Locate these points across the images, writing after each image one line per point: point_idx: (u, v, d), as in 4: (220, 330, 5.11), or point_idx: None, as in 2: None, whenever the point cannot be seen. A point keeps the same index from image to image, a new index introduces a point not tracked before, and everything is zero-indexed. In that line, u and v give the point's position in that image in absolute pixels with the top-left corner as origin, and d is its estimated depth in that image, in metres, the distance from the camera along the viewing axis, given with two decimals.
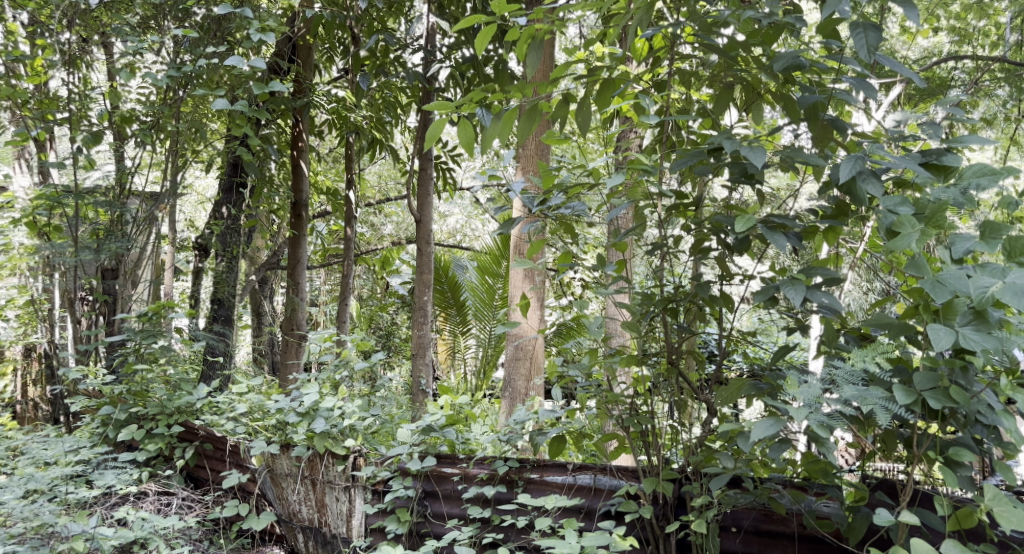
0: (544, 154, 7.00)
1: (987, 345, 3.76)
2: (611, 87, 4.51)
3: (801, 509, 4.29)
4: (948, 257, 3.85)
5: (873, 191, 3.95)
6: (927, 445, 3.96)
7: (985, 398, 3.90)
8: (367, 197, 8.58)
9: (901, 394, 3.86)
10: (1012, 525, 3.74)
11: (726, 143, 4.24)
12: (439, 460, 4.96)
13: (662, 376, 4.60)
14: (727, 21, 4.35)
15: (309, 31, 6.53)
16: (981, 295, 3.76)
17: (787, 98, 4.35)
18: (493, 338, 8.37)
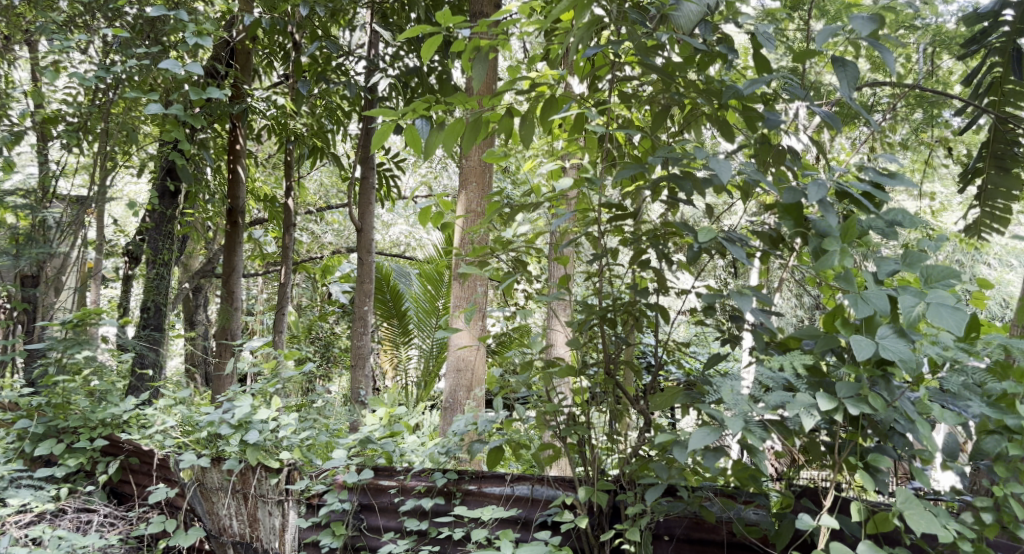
0: (488, 167, 6.63)
1: (909, 359, 3.70)
2: (554, 107, 4.69)
3: (730, 517, 4.27)
4: (874, 276, 3.79)
5: (829, 222, 3.84)
6: (848, 451, 3.91)
7: (902, 406, 3.82)
8: (307, 204, 8.39)
9: (822, 401, 3.79)
10: (922, 529, 3.69)
11: (699, 151, 4.28)
12: (377, 472, 4.91)
13: (600, 388, 4.64)
14: (664, 42, 4.39)
15: (249, 36, 6.41)
16: (907, 314, 3.72)
17: (722, 120, 4.52)
18: (435, 348, 8.20)
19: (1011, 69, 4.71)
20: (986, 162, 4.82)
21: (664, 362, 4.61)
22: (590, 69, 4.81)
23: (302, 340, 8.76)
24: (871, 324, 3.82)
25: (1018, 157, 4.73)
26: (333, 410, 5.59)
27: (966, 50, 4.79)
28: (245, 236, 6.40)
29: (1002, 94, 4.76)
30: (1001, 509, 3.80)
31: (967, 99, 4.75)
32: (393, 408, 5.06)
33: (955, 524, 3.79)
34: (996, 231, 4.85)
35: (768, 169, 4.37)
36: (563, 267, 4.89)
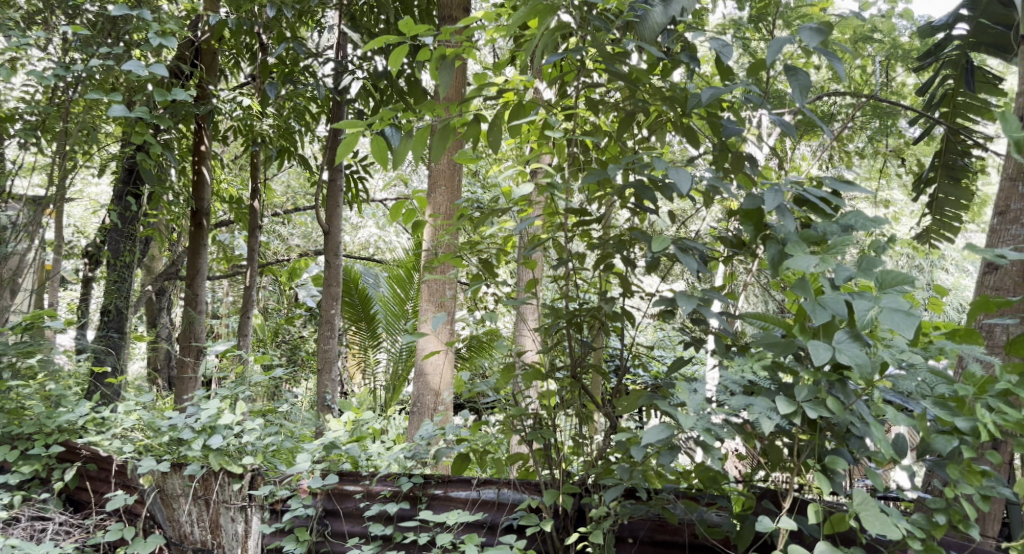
0: (458, 170, 6.62)
1: (864, 363, 3.71)
2: (521, 113, 4.75)
3: (693, 519, 4.24)
4: (831, 281, 3.80)
5: (786, 227, 3.89)
6: (807, 453, 3.91)
7: (858, 409, 3.82)
8: (274, 206, 8.33)
9: (781, 404, 3.81)
10: (876, 530, 3.69)
11: (657, 161, 4.37)
12: (342, 477, 4.89)
13: (566, 391, 4.71)
14: (630, 51, 4.47)
15: (215, 36, 6.36)
16: (862, 318, 3.72)
17: (687, 128, 4.63)
18: (403, 351, 8.15)
19: (962, 81, 5.21)
20: (939, 173, 5.38)
21: (627, 366, 4.64)
22: (557, 75, 4.87)
23: (268, 343, 8.72)
24: (829, 328, 3.83)
25: (966, 169, 5.29)
26: (296, 415, 5.57)
27: (921, 63, 5.35)
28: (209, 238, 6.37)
29: (954, 106, 5.30)
30: (953, 509, 3.81)
31: (922, 111, 5.31)
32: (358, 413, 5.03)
33: (908, 523, 3.80)
34: (945, 237, 5.52)
35: (726, 173, 4.45)
36: (530, 271, 4.90)
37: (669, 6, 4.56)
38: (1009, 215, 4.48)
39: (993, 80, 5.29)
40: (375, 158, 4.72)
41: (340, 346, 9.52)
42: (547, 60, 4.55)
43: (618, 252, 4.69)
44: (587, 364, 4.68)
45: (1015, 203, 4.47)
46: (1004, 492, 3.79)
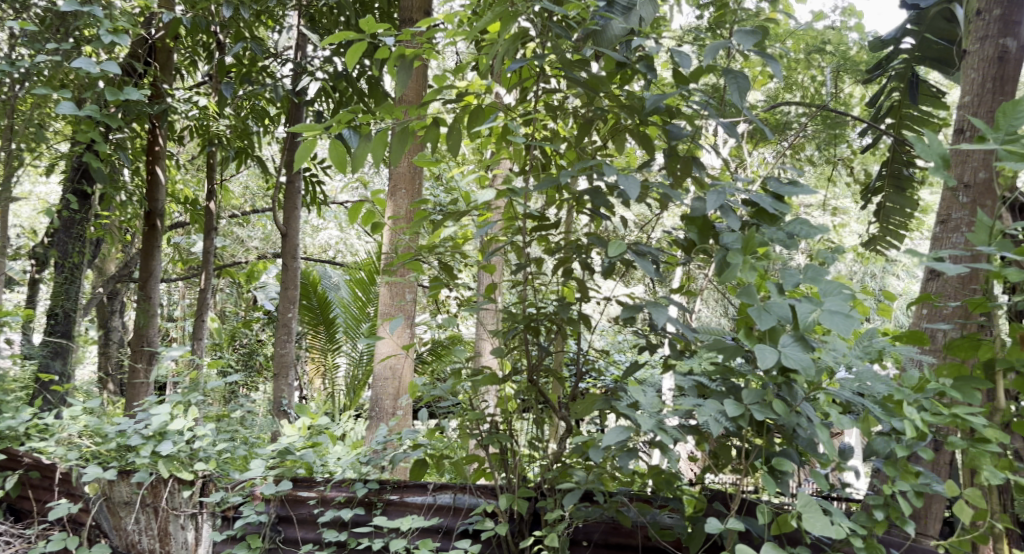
0: (418, 173, 6.57)
1: (808, 366, 3.73)
2: (479, 117, 4.72)
3: (646, 521, 4.22)
4: (777, 285, 3.82)
5: (730, 227, 4.03)
6: (754, 456, 3.92)
7: (805, 411, 3.82)
8: (232, 207, 8.27)
9: (730, 407, 3.78)
10: (818, 531, 3.68)
11: (605, 167, 4.43)
12: (295, 483, 4.86)
13: (523, 395, 4.71)
14: (588, 59, 4.54)
15: (170, 34, 6.25)
16: (804, 321, 3.76)
17: (642, 135, 4.67)
18: (362, 355, 8.11)
19: (907, 93, 5.59)
20: (886, 183, 5.75)
21: (580, 369, 4.65)
22: (517, 80, 4.86)
23: (226, 346, 8.65)
24: (773, 333, 3.84)
25: (910, 179, 5.63)
26: (250, 420, 5.52)
27: (871, 75, 5.72)
28: (163, 239, 6.26)
29: (901, 117, 5.66)
30: (890, 506, 3.84)
31: (872, 120, 5.67)
32: (313, 418, 4.99)
33: (849, 523, 3.80)
34: (890, 242, 5.87)
35: (679, 179, 4.52)
36: (490, 275, 4.97)
37: (629, 17, 4.61)
38: (950, 224, 4.56)
39: (936, 93, 5.66)
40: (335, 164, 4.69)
41: (299, 350, 9.45)
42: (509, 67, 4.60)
43: (575, 256, 4.72)
44: (543, 367, 4.68)
45: (956, 211, 4.56)
46: (939, 489, 3.82)
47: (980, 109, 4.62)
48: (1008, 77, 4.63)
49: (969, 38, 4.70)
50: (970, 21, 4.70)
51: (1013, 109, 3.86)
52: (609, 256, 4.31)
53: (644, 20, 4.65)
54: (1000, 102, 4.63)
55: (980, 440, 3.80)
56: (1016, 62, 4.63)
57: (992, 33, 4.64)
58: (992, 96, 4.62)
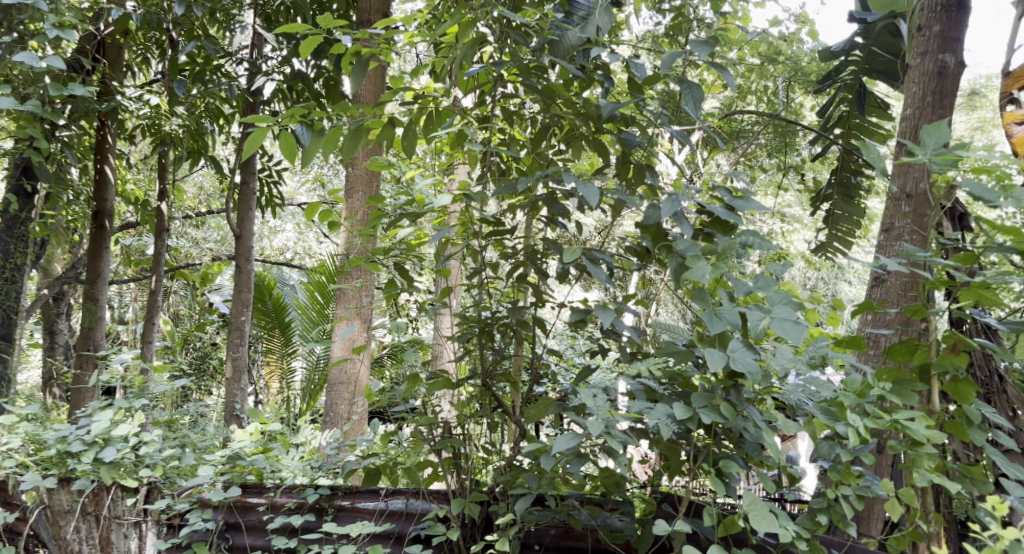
0: (375, 179, 6.54)
1: (756, 371, 3.82)
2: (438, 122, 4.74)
3: (596, 524, 4.22)
4: (729, 293, 3.92)
5: (685, 234, 4.09)
6: (702, 458, 4.00)
7: (750, 415, 3.93)
8: (187, 208, 8.18)
9: (679, 409, 3.87)
10: (765, 530, 3.76)
11: (563, 174, 4.43)
12: (245, 490, 4.80)
13: (477, 400, 4.69)
14: (546, 66, 4.54)
15: (120, 30, 6.16)
16: (754, 328, 3.85)
17: (598, 144, 4.70)
18: (319, 360, 8.06)
19: (855, 103, 5.99)
20: (834, 191, 6.03)
21: (536, 372, 4.63)
22: (474, 85, 4.86)
23: (180, 350, 8.54)
24: (723, 338, 3.94)
25: (857, 187, 5.95)
26: (200, 425, 5.45)
27: (821, 86, 6.14)
28: (111, 240, 6.22)
29: (849, 126, 6.07)
30: (832, 509, 3.96)
31: (822, 130, 6.05)
32: (265, 423, 4.92)
33: (794, 525, 3.90)
34: (838, 249, 6.15)
35: (632, 187, 4.56)
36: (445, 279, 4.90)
37: (585, 27, 4.76)
38: (893, 233, 4.76)
39: (881, 105, 6.13)
40: (285, 156, 4.69)
41: (252, 354, 9.36)
42: (468, 71, 4.59)
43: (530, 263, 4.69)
44: (498, 373, 4.67)
45: (899, 220, 4.75)
46: (879, 493, 3.94)
47: (919, 123, 4.80)
48: (947, 91, 4.81)
49: (912, 53, 4.88)
50: (913, 37, 4.88)
51: (936, 132, 4.10)
52: (564, 261, 4.32)
53: (601, 30, 4.79)
54: (939, 115, 4.81)
55: (915, 444, 3.93)
56: (955, 77, 4.81)
57: (932, 49, 4.82)
58: (931, 109, 4.80)
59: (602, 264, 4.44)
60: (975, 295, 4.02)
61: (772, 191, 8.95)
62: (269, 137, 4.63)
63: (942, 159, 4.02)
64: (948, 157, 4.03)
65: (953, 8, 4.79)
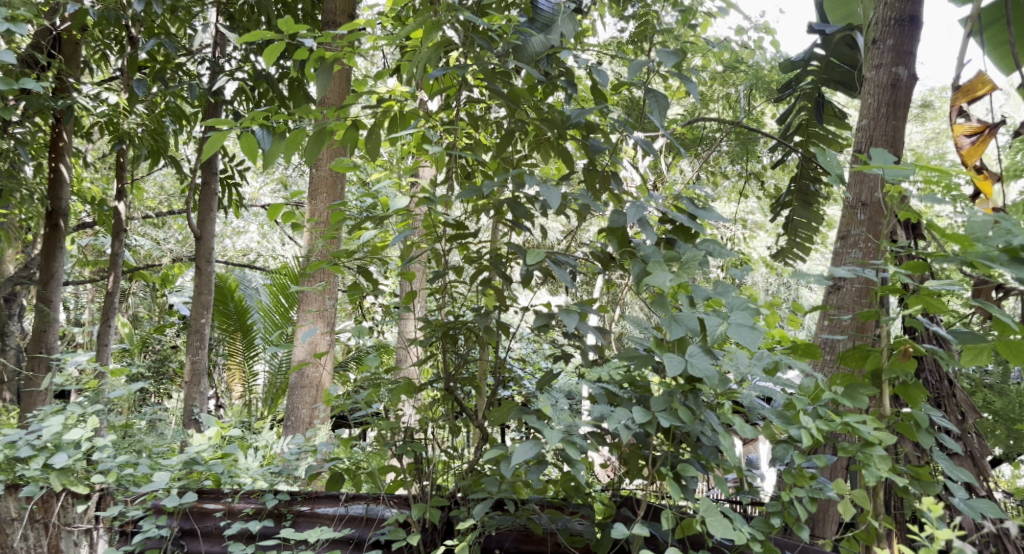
0: (340, 179, 6.42)
1: (714, 376, 3.85)
2: (401, 124, 4.66)
3: (557, 528, 4.15)
4: (689, 299, 3.93)
5: (647, 240, 4.08)
6: (661, 462, 4.01)
7: (708, 418, 3.96)
8: (147, 209, 8.06)
9: (639, 413, 3.88)
10: (721, 535, 3.80)
11: (526, 178, 4.34)
12: (201, 495, 4.68)
13: (438, 403, 4.61)
14: (510, 72, 4.49)
15: (78, 26, 6.06)
16: (711, 333, 3.87)
17: (561, 150, 4.62)
18: (281, 365, 7.97)
19: (813, 112, 6.29)
20: (794, 199, 6.38)
21: (499, 377, 4.56)
22: (440, 89, 4.81)
23: (138, 353, 8.41)
24: (681, 343, 3.96)
25: (816, 195, 6.29)
26: (157, 429, 5.34)
27: (782, 96, 6.42)
28: (65, 239, 6.12)
29: (809, 135, 6.34)
30: (787, 511, 4.00)
31: (782, 139, 6.36)
32: (223, 427, 4.82)
33: (749, 527, 3.95)
34: (798, 254, 6.53)
35: (597, 193, 4.53)
36: (409, 283, 4.82)
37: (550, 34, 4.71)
38: (849, 240, 4.93)
39: (839, 115, 6.41)
40: (245, 156, 4.63)
41: (212, 358, 9.23)
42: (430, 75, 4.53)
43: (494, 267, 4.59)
44: (462, 378, 4.61)
45: (855, 229, 4.92)
46: (832, 494, 3.98)
47: (876, 134, 4.99)
48: (900, 103, 5.01)
49: (868, 65, 5.09)
50: (868, 50, 5.08)
51: (883, 151, 4.07)
52: (528, 265, 4.23)
53: (564, 37, 4.74)
54: (894, 125, 5.01)
55: (866, 445, 3.97)
56: (908, 89, 5.02)
57: (887, 61, 5.02)
58: (886, 120, 5.00)
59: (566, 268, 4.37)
60: (923, 303, 4.04)
61: (734, 195, 8.94)
62: (228, 137, 4.54)
63: (896, 172, 4.04)
64: (901, 171, 4.04)
65: (906, 23, 5.01)
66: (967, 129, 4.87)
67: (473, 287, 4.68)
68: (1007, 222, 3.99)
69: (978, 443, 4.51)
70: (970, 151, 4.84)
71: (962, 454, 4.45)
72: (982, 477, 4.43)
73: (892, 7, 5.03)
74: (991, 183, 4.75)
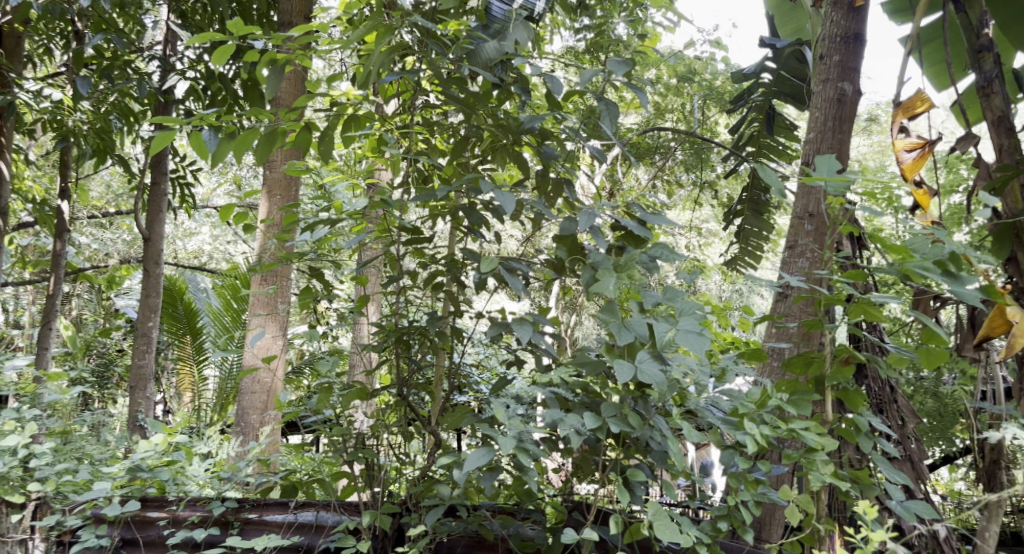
0: (296, 182, 6.23)
1: (663, 383, 3.77)
2: (355, 126, 4.52)
3: (508, 534, 4.06)
4: (639, 305, 3.86)
5: (598, 246, 4.00)
6: (611, 467, 3.93)
7: (657, 424, 3.89)
8: (92, 207, 7.85)
9: (589, 419, 3.80)
10: (668, 539, 3.74)
11: (479, 184, 4.21)
12: (144, 504, 4.51)
13: (389, 408, 4.48)
14: (462, 76, 4.37)
15: (21, 21, 5.89)
16: (660, 339, 3.81)
17: (517, 157, 4.50)
18: (231, 370, 7.80)
19: (764, 124, 6.19)
20: (745, 207, 6.32)
21: (453, 383, 4.44)
22: (396, 93, 4.68)
23: (82, 356, 8.18)
24: (631, 349, 3.89)
25: (767, 205, 6.24)
26: (99, 435, 5.18)
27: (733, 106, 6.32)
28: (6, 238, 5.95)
29: (760, 146, 6.29)
30: (733, 515, 3.94)
31: (733, 149, 6.28)
32: (169, 432, 4.67)
33: (695, 531, 3.88)
34: (749, 264, 6.44)
35: (550, 200, 4.42)
36: (362, 287, 4.69)
37: (503, 40, 4.33)
38: (797, 250, 4.70)
39: (789, 126, 6.30)
40: (192, 153, 4.49)
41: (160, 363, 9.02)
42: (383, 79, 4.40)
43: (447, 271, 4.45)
44: (415, 384, 4.49)
45: (802, 239, 4.69)
46: (777, 498, 3.93)
47: (821, 146, 4.74)
48: (846, 117, 4.74)
49: (814, 79, 4.82)
50: (814, 65, 4.82)
51: (827, 159, 4.08)
52: (481, 272, 4.12)
53: (519, 44, 4.35)
54: (839, 141, 4.74)
55: (810, 450, 3.92)
56: (854, 104, 4.76)
57: (833, 76, 4.76)
58: (832, 135, 4.73)
59: (519, 274, 4.26)
60: (861, 313, 3.98)
61: (691, 202, 8.88)
62: (174, 135, 4.39)
63: (837, 182, 4.02)
64: (843, 181, 4.02)
65: (852, 37, 4.75)
66: (906, 145, 4.51)
67: (425, 291, 4.56)
68: (939, 234, 3.94)
69: (917, 448, 4.42)
70: (909, 166, 4.48)
71: (901, 458, 4.36)
72: (920, 481, 4.34)
73: (838, 21, 4.75)
74: (929, 198, 4.46)
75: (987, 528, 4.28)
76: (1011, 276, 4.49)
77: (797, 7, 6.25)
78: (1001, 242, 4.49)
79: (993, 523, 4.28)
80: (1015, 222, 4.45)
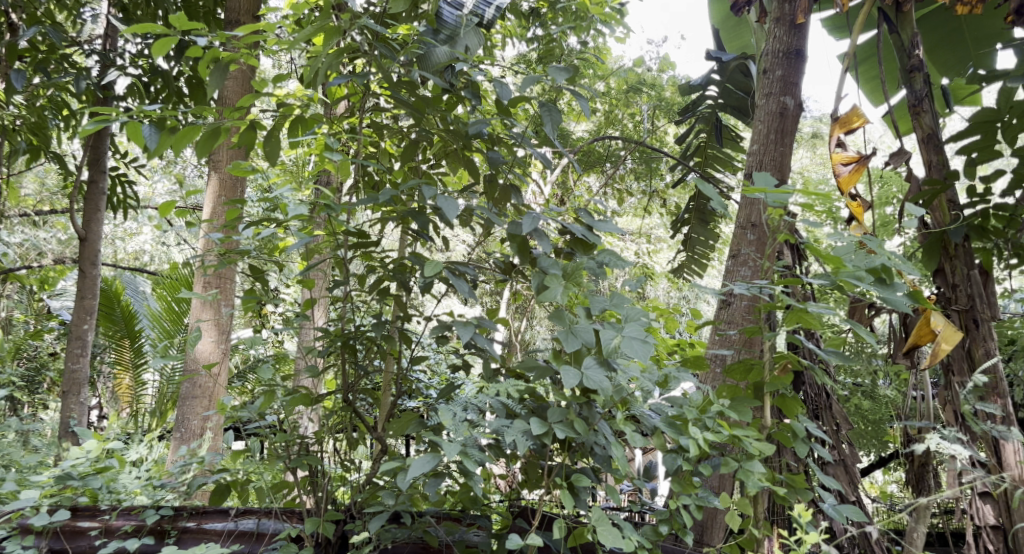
0: (240, 184, 6.03)
1: (608, 388, 3.64)
2: (302, 127, 4.31)
3: (452, 540, 3.94)
4: (586, 311, 3.72)
5: (543, 251, 3.85)
6: (555, 472, 3.78)
7: (602, 430, 3.76)
8: (23, 206, 7.58)
9: (533, 425, 3.66)
10: (611, 544, 3.59)
11: (422, 188, 4.04)
12: (75, 513, 4.30)
13: (329, 414, 4.31)
14: (411, 77, 4.21)
15: None
16: (605, 346, 3.65)
17: (467, 162, 4.33)
18: (168, 375, 7.58)
19: (711, 136, 5.99)
20: (692, 216, 6.18)
21: (401, 390, 4.27)
22: (344, 96, 4.50)
23: (13, 359, 7.92)
24: (577, 355, 3.75)
25: (714, 213, 6.11)
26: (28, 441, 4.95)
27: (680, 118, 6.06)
28: None
29: (706, 156, 6.11)
30: (674, 519, 3.83)
31: (679, 161, 6.09)
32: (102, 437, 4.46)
33: (638, 536, 3.76)
34: (694, 272, 6.29)
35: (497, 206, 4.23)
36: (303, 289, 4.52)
37: (454, 45, 4.21)
38: (740, 259, 4.52)
39: (735, 137, 6.17)
40: (127, 145, 4.27)
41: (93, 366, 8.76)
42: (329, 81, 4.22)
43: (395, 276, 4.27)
44: (358, 389, 4.33)
45: (745, 248, 4.51)
46: (717, 504, 3.82)
47: (763, 160, 4.52)
48: (788, 130, 4.54)
49: (756, 92, 4.61)
50: (757, 79, 4.61)
51: (766, 173, 3.93)
52: (425, 276, 3.93)
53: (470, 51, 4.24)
54: (783, 155, 4.53)
55: (748, 457, 3.81)
56: (796, 118, 4.55)
57: (775, 90, 4.54)
58: (775, 148, 4.52)
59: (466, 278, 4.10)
60: (798, 320, 3.88)
61: (639, 208, 8.77)
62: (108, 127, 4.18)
63: (777, 194, 3.90)
64: (782, 193, 3.89)
65: (794, 51, 4.54)
66: (844, 159, 4.35)
67: (371, 295, 4.40)
68: (870, 242, 3.82)
69: (850, 452, 4.30)
70: (846, 178, 4.32)
71: (835, 463, 4.23)
72: (853, 485, 4.21)
73: (780, 37, 4.55)
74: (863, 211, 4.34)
75: (916, 529, 3.97)
76: (940, 287, 4.33)
77: (741, 23, 6.07)
78: (929, 254, 4.36)
79: (921, 525, 3.97)
80: (941, 232, 4.32)
